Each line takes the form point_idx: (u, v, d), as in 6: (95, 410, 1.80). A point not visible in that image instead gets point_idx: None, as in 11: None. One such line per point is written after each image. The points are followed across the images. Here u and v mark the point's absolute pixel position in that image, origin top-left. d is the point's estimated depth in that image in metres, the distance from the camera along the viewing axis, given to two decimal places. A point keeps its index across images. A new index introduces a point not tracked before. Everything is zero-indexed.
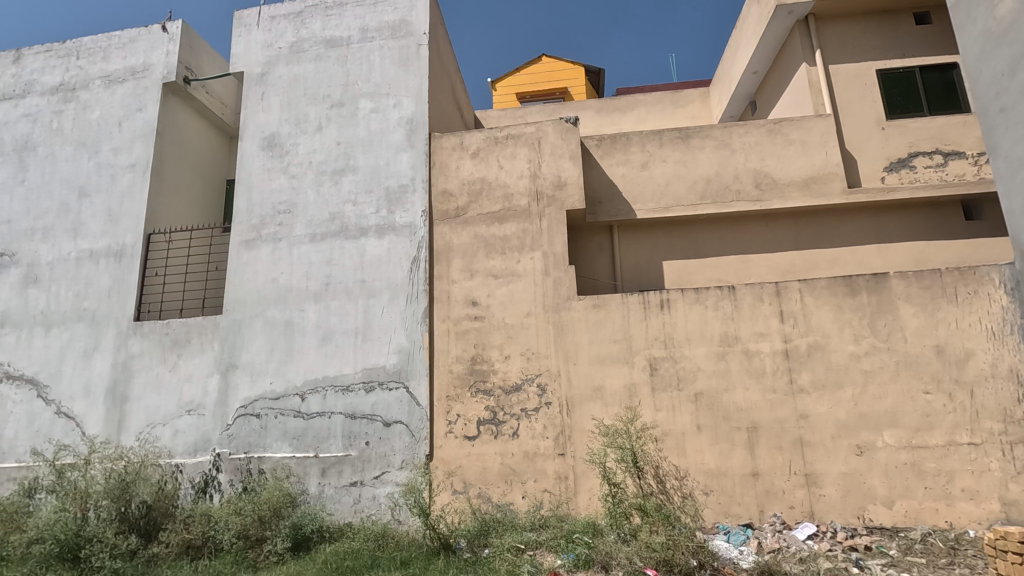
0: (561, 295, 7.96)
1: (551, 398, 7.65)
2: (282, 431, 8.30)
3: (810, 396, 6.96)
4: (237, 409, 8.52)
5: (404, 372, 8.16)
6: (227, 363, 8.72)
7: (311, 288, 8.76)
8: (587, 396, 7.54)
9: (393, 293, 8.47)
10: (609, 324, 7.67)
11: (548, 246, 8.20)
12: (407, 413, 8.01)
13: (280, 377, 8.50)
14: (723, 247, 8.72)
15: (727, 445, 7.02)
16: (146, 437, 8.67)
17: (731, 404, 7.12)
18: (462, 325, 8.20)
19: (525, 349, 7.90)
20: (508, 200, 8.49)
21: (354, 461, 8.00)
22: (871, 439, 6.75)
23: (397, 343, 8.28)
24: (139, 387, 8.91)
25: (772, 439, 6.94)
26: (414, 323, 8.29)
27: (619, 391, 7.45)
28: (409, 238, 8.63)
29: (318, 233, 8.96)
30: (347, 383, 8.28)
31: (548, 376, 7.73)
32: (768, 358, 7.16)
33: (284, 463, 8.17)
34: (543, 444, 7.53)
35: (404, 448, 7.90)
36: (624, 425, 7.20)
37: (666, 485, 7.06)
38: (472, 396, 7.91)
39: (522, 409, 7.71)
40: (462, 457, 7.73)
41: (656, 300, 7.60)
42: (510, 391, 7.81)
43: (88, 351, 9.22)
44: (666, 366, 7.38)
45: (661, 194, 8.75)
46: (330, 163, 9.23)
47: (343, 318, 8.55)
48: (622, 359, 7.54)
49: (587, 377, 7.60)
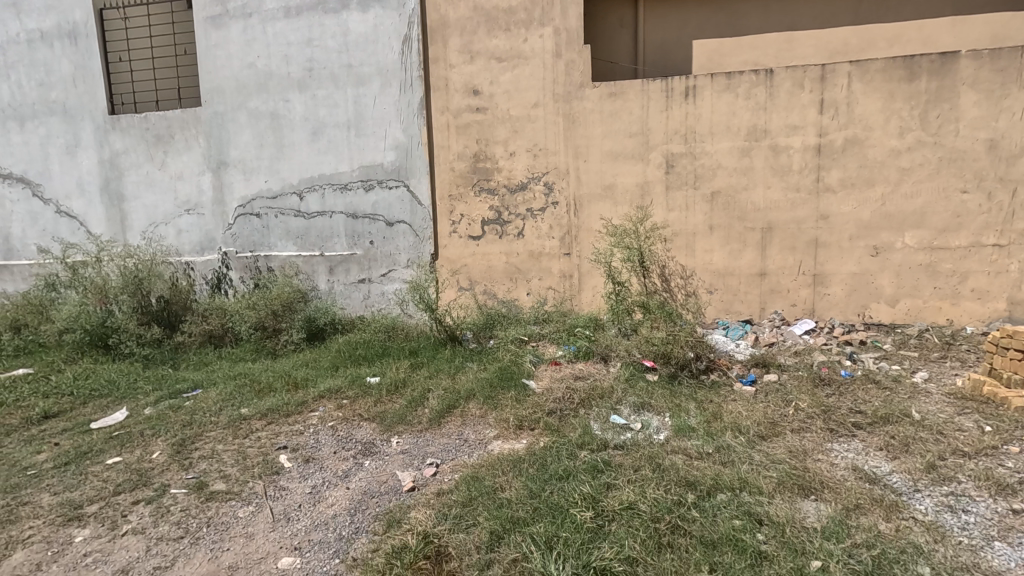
0: (574, 82, 7.03)
1: (558, 197, 7.28)
2: (285, 231, 8.20)
3: (835, 196, 6.50)
4: (236, 209, 8.32)
5: (403, 170, 7.69)
6: (217, 161, 8.25)
7: (293, 75, 7.82)
8: (596, 196, 7.15)
9: (385, 81, 7.55)
10: (626, 116, 6.91)
11: (560, 21, 6.98)
12: (410, 212, 7.75)
13: (274, 175, 8.09)
14: (767, 21, 7.40)
15: (739, 245, 6.82)
16: (152, 236, 8.66)
17: (748, 204, 6.72)
18: (463, 118, 7.45)
19: (532, 145, 7.27)
20: None
21: (360, 259, 8.00)
22: (891, 240, 6.46)
23: (394, 138, 7.64)
24: (132, 186, 8.60)
25: (787, 239, 6.69)
26: (411, 116, 7.55)
27: (631, 190, 7.03)
28: (399, 11, 7.39)
29: (293, 6, 7.67)
30: (345, 182, 7.88)
31: (556, 174, 7.24)
32: (797, 154, 6.53)
33: (291, 262, 8.21)
34: (549, 244, 7.38)
35: (409, 247, 7.82)
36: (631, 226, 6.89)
37: (670, 284, 7.07)
38: (475, 196, 7.54)
39: (528, 209, 7.39)
40: (467, 256, 7.68)
41: (680, 87, 6.70)
42: (515, 190, 7.41)
43: (70, 147, 8.70)
44: (684, 163, 6.82)
45: None
46: None
47: (333, 110, 7.78)
48: (637, 155, 6.95)
49: (597, 175, 7.10)
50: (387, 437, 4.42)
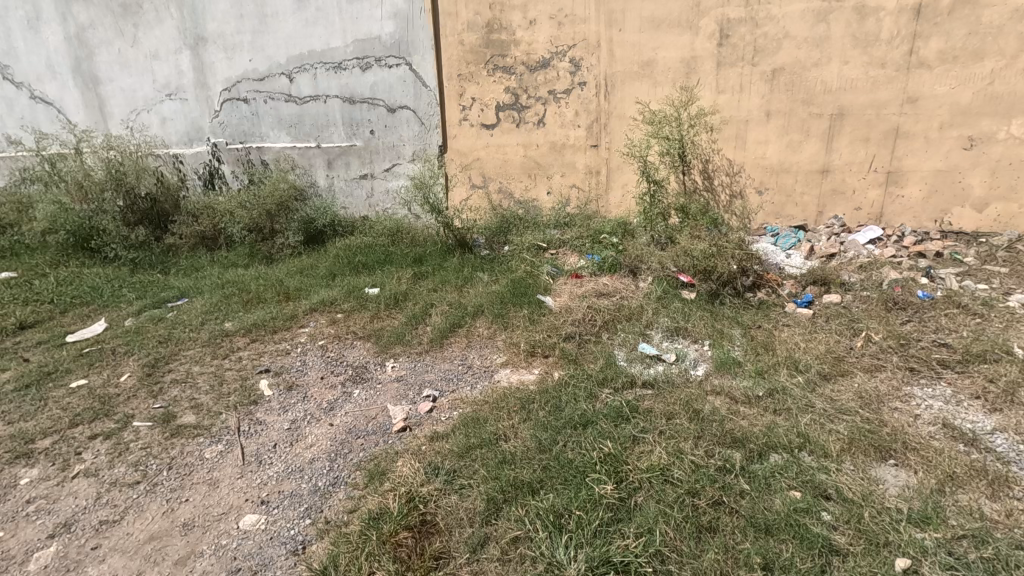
0: None
1: (586, 77, 6.14)
2: (276, 119, 7.28)
3: (930, 73, 5.25)
4: (221, 94, 7.37)
5: (404, 44, 6.53)
6: (194, 36, 7.19)
7: None
8: (632, 75, 6.00)
9: None
10: None
11: None
12: (413, 96, 6.69)
13: (259, 52, 7.03)
14: None
15: (800, 136, 5.72)
16: (135, 126, 7.84)
17: (817, 84, 5.53)
18: None
19: (555, 11, 6.02)
20: None
21: (361, 152, 7.10)
22: (992, 130, 5.22)
23: (392, 3, 6.41)
24: (105, 66, 7.64)
25: (860, 128, 5.55)
26: None
27: (674, 67, 5.86)
28: None
29: None
30: (339, 60, 6.80)
31: (584, 46, 6.05)
32: (888, 18, 5.21)
33: (286, 155, 7.37)
34: (573, 134, 6.37)
35: (414, 138, 6.84)
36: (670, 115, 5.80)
37: (713, 182, 6.11)
38: (489, 76, 6.44)
39: (550, 91, 6.29)
40: (479, 149, 6.74)
41: None
42: (536, 70, 6.27)
43: (32, 21, 7.66)
44: (742, 31, 5.56)
45: None
46: None
47: None
48: (684, 21, 5.69)
49: (634, 49, 5.91)
50: (382, 359, 3.90)
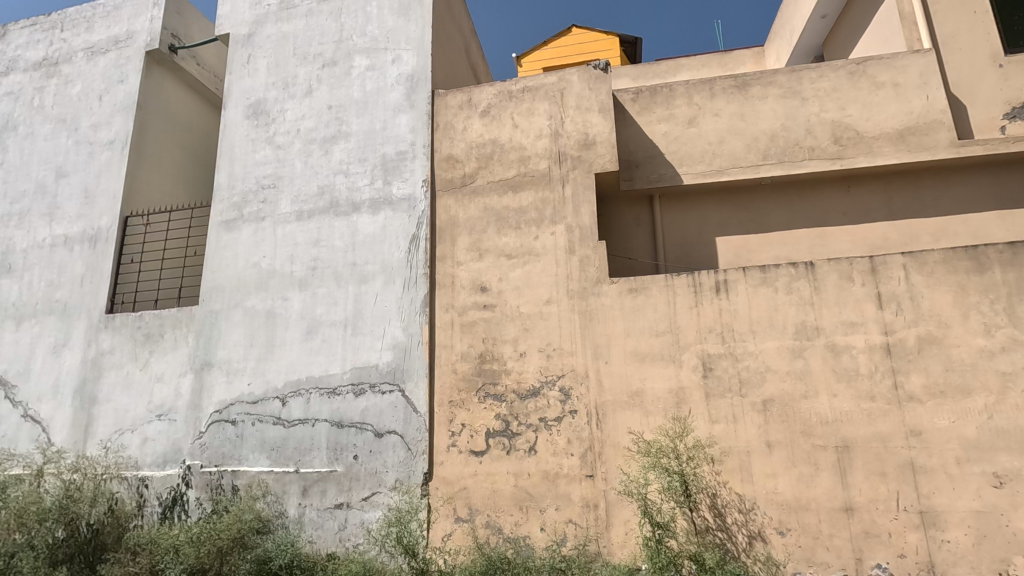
0: (589, 277, 6.44)
1: (576, 405, 6.13)
2: (259, 442, 7.07)
3: (923, 407, 5.21)
4: (210, 415, 7.33)
5: (399, 372, 6.79)
6: (202, 361, 7.56)
7: (295, 273, 7.52)
8: (622, 403, 5.99)
9: (388, 278, 7.12)
10: (650, 312, 6.12)
11: (572, 218, 6.67)
12: (402, 421, 6.63)
13: (259, 377, 7.27)
14: (793, 217, 7.01)
15: (808, 469, 5.34)
16: (113, 445, 7.57)
17: (812, 415, 5.44)
18: (469, 316, 6.77)
19: (544, 344, 6.41)
20: (524, 164, 6.99)
21: (340, 479, 6.67)
22: (1014, 465, 4.97)
23: (392, 336, 6.92)
24: (108, 386, 7.82)
25: (872, 462, 5.23)
26: (412, 313, 6.92)
27: (663, 396, 5.87)
28: (408, 212, 7.28)
29: (306, 210, 7.72)
30: (334, 385, 6.97)
31: (573, 375, 6.22)
32: (861, 356, 5.44)
33: (260, 480, 6.90)
34: (567, 462, 6.03)
35: (399, 464, 6.51)
36: (671, 448, 5.54)
37: (726, 520, 5.43)
38: (480, 402, 6.47)
39: (541, 418, 6.21)
40: (467, 476, 6.30)
41: (708, 283, 6.00)
42: (526, 397, 6.32)
43: (57, 346, 8.19)
44: (724, 365, 5.77)
45: (712, 155, 7.11)
46: (320, 130, 7.98)
47: (331, 308, 7.26)
48: (667, 355, 5.96)
49: (622, 379, 6.04)
50: None
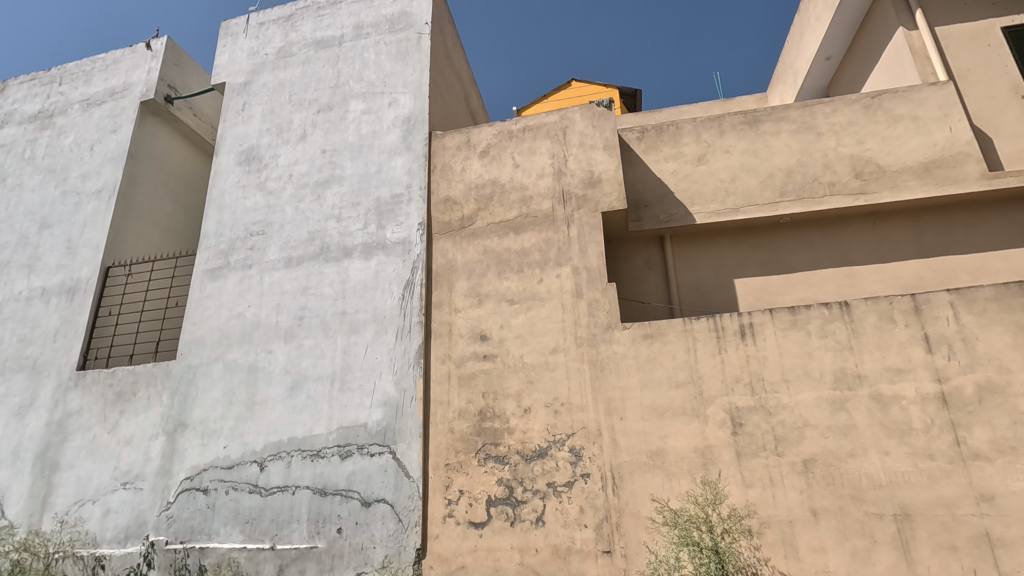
0: (599, 323, 5.87)
1: (589, 468, 5.41)
2: (232, 513, 6.29)
3: (992, 466, 4.52)
4: (181, 482, 6.59)
5: (390, 432, 6.11)
6: (176, 422, 6.89)
7: (281, 324, 6.98)
8: (640, 466, 5.27)
9: (379, 327, 6.57)
10: (667, 360, 5.51)
11: (578, 259, 6.18)
12: (392, 487, 5.89)
13: (236, 439, 6.58)
14: (816, 257, 6.51)
15: (864, 542, 4.58)
16: (72, 518, 6.79)
17: (863, 477, 4.72)
18: (467, 368, 6.16)
19: (551, 398, 5.76)
20: (526, 205, 6.59)
21: (321, 556, 5.85)
22: None
23: (383, 391, 6.29)
24: (72, 452, 7.12)
25: (938, 534, 4.47)
26: (405, 365, 6.32)
27: (688, 457, 5.16)
28: (402, 257, 6.81)
29: (294, 257, 7.27)
30: (318, 447, 6.27)
31: (584, 433, 5.53)
32: (913, 407, 4.79)
33: (232, 558, 6.09)
34: (580, 536, 5.24)
35: (388, 538, 5.72)
36: (705, 519, 4.83)
37: None
38: (480, 466, 5.75)
39: (549, 483, 5.48)
40: (466, 553, 5.50)
41: (731, 327, 5.44)
42: (532, 459, 5.61)
43: (22, 407, 7.53)
44: (755, 419, 5.10)
45: (725, 193, 6.71)
46: (312, 175, 7.66)
47: (317, 361, 6.67)
48: (690, 409, 5.30)
49: (640, 436, 5.36)
50: None
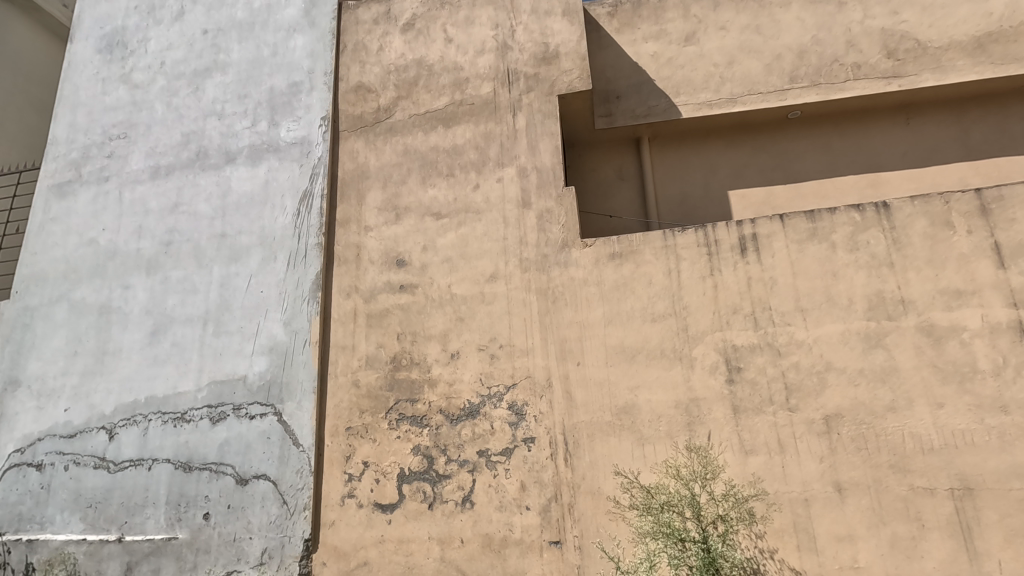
0: (551, 241, 4.37)
1: (534, 431, 4.00)
2: (71, 496, 4.77)
3: None
4: (8, 457, 5.02)
5: (276, 388, 4.60)
6: (5, 379, 5.26)
7: (143, 253, 5.33)
8: (603, 427, 3.88)
9: (267, 252, 4.98)
10: (641, 287, 4.07)
11: (526, 158, 4.62)
12: (276, 459, 4.42)
13: (80, 400, 5.01)
14: (833, 161, 5.08)
15: (907, 528, 3.28)
16: None
17: (909, 440, 3.39)
18: (379, 303, 4.64)
19: (487, 340, 4.29)
20: (460, 91, 4.98)
21: (180, 551, 4.40)
22: None
23: (269, 335, 4.75)
24: None
25: (1014, 515, 3.19)
26: (298, 301, 4.77)
27: (667, 415, 3.78)
28: (299, 162, 5.18)
29: (162, 165, 5.57)
30: (183, 409, 4.74)
31: (528, 383, 4.11)
32: (977, 342, 3.45)
33: (67, 556, 4.61)
34: (520, 521, 3.87)
35: (268, 526, 4.28)
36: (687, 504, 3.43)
37: None
38: (392, 430, 4.31)
39: (481, 452, 4.07)
40: (370, 545, 4.10)
41: (728, 241, 4.00)
42: (460, 420, 4.18)
43: None
44: (759, 362, 3.72)
45: (718, 80, 5.18)
46: (189, 62, 5.88)
47: (187, 299, 5.06)
48: (671, 350, 3.89)
49: (602, 389, 3.95)
50: None
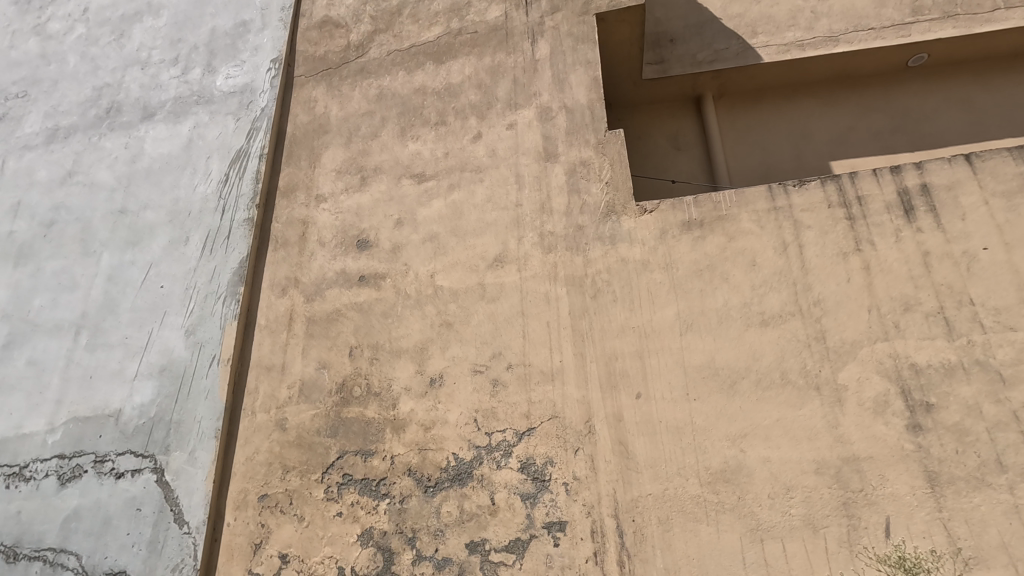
0: (590, 206, 2.85)
1: (564, 511, 2.35)
2: None
3: None
4: None
5: (160, 430, 2.98)
6: None
7: (16, 237, 3.85)
8: (685, 507, 2.23)
9: (177, 233, 3.49)
10: (738, 272, 2.52)
11: (550, 96, 3.18)
12: (144, 547, 2.76)
13: None
14: (979, 120, 3.64)
15: None
16: None
17: None
18: (327, 302, 3.08)
19: (488, 357, 2.69)
20: (458, 17, 3.60)
21: None
22: None
23: (163, 349, 3.18)
24: None
25: None
26: (211, 301, 3.24)
27: (801, 488, 2.15)
28: (236, 116, 3.78)
29: (62, 127, 4.17)
30: (24, 460, 3.12)
31: (552, 428, 2.48)
32: None
33: None
34: None
35: None
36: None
37: None
38: (330, 501, 2.65)
39: (474, 547, 2.40)
40: None
41: (879, 199, 2.47)
42: (440, 488, 2.53)
43: None
44: (965, 397, 2.12)
45: (812, 14, 3.80)
46: (118, 6, 4.60)
47: (61, 298, 3.53)
48: (797, 375, 2.30)
49: (682, 439, 2.32)
50: None
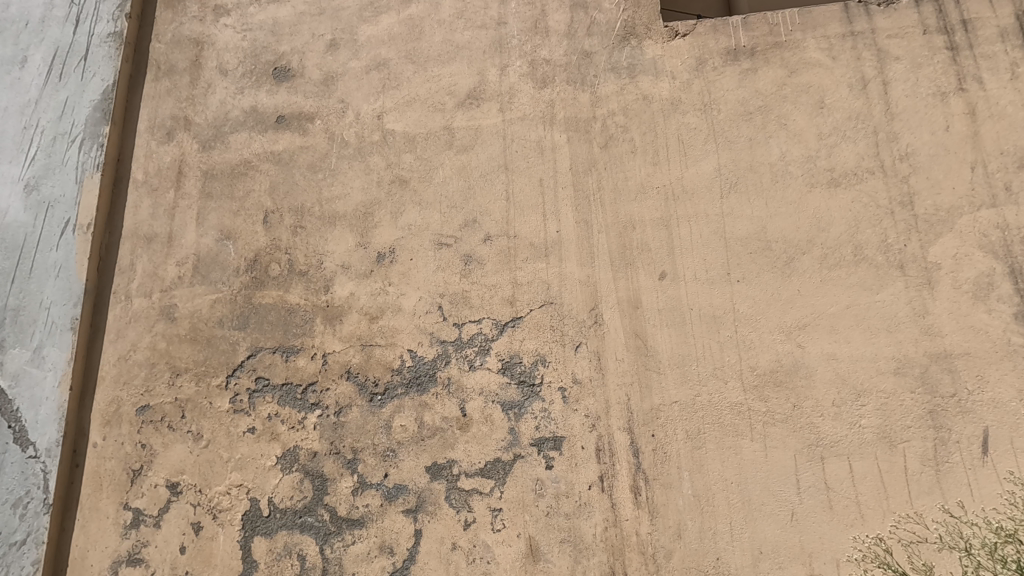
0: (601, 26, 2.07)
1: (560, 426, 1.76)
2: None
3: None
4: None
5: None
6: None
7: None
8: (722, 418, 1.69)
9: (8, 51, 2.41)
10: (801, 117, 1.87)
11: None
12: None
13: None
14: None
15: None
16: None
17: None
18: (230, 152, 2.22)
19: (458, 224, 1.98)
20: None
21: None
22: None
23: None
24: None
25: None
26: (59, 146, 2.26)
27: (877, 393, 1.64)
28: None
29: None
30: None
31: (545, 318, 1.84)
32: None
33: None
34: None
35: None
36: (955, 547, 1.39)
37: None
38: (238, 414, 1.95)
39: (438, 472, 1.79)
40: None
41: (992, 24, 1.84)
42: (391, 396, 1.87)
43: None
44: None
45: None
46: None
47: None
48: (876, 250, 1.73)
49: (721, 332, 1.74)
50: None
